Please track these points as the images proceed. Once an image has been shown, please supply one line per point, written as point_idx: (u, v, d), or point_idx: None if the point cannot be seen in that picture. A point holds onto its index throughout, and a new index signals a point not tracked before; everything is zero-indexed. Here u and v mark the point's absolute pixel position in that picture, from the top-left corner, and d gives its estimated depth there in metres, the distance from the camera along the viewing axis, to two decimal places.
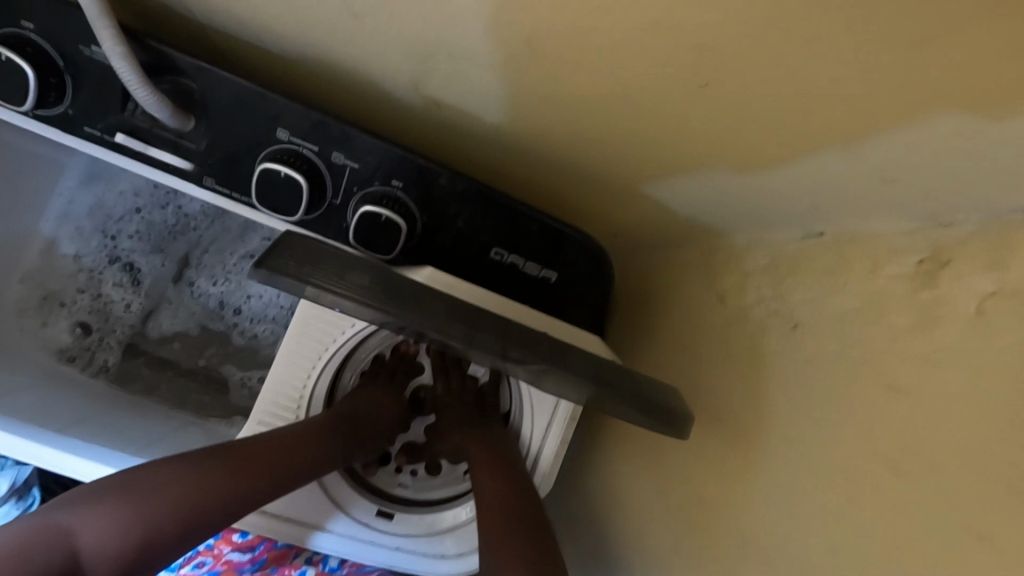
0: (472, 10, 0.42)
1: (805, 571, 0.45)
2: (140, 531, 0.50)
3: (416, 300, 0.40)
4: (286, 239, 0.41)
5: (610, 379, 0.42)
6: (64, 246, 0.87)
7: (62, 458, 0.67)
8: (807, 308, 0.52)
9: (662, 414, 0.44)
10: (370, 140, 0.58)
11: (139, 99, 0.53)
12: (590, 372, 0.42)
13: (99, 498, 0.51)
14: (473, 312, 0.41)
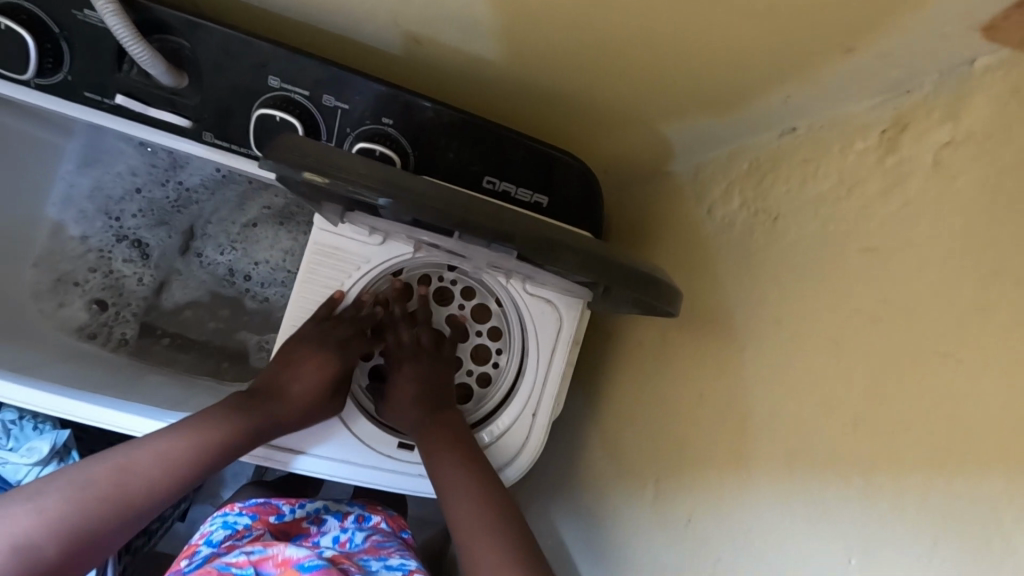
0: None
1: (800, 434, 0.47)
2: (66, 531, 0.52)
3: (407, 193, 0.43)
4: (291, 140, 0.46)
5: (598, 256, 0.46)
6: (73, 227, 0.90)
7: (97, 412, 0.69)
8: (787, 199, 0.55)
9: (656, 291, 0.47)
10: (356, 80, 0.60)
11: (135, 57, 0.55)
12: (576, 256, 0.45)
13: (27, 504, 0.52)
14: (474, 210, 0.44)
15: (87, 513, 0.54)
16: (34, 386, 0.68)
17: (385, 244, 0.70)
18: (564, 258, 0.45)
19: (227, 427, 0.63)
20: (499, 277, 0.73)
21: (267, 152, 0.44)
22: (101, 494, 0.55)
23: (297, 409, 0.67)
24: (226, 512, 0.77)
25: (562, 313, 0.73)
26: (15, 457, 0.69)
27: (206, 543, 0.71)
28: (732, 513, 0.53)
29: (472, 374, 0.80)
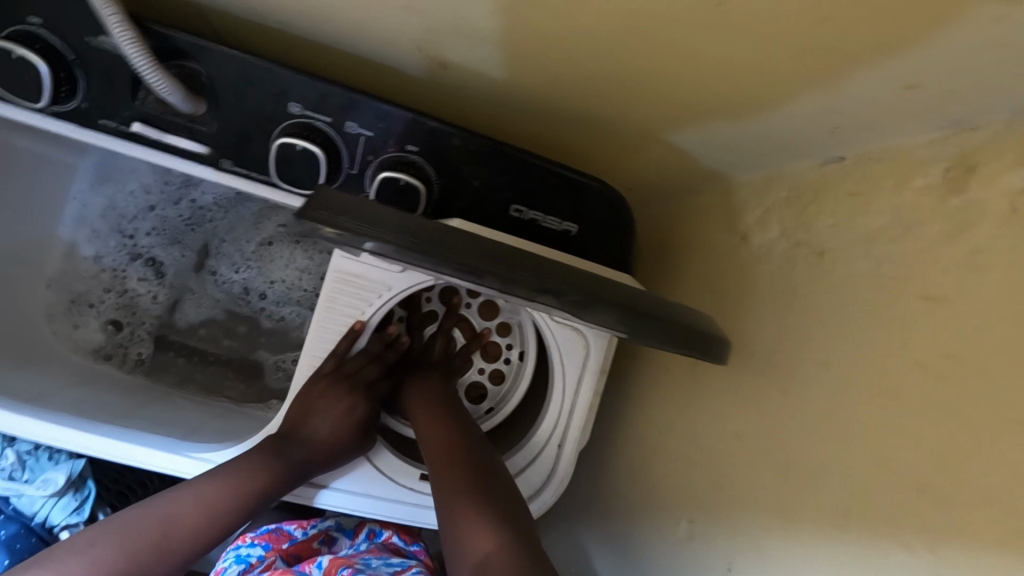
0: None
1: (853, 490, 0.45)
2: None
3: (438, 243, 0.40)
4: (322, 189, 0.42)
5: (635, 307, 0.43)
6: (86, 247, 0.88)
7: (113, 446, 0.67)
8: (833, 234, 0.52)
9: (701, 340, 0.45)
10: (377, 106, 0.58)
11: (152, 85, 0.53)
12: (618, 306, 0.42)
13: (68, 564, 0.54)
14: (509, 255, 0.42)
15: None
16: (49, 417, 0.67)
17: (407, 271, 0.67)
18: (606, 310, 0.42)
19: (250, 477, 0.62)
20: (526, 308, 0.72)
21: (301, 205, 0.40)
22: (121, 553, 0.55)
23: (325, 453, 0.66)
24: (238, 545, 0.76)
25: (589, 341, 0.71)
26: (31, 489, 0.67)
27: None
28: (775, 566, 0.50)
29: (484, 372, 0.81)
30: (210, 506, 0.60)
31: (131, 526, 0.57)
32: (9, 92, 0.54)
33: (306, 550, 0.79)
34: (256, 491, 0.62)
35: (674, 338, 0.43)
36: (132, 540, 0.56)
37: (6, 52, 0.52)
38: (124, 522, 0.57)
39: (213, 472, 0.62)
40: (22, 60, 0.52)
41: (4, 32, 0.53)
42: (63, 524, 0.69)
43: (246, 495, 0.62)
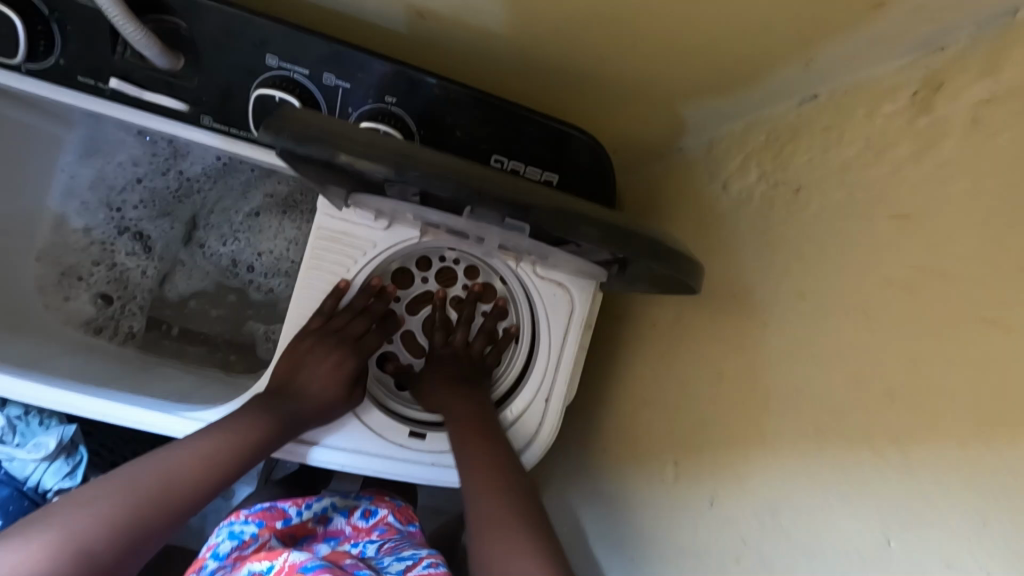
0: None
1: (832, 413, 0.45)
2: (94, 544, 0.49)
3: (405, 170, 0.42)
4: (296, 112, 0.45)
5: (616, 230, 0.44)
6: (75, 220, 0.88)
7: (105, 408, 0.67)
8: (808, 169, 0.52)
9: (680, 266, 0.46)
10: (357, 57, 0.58)
11: (129, 38, 0.53)
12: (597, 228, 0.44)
13: (69, 513, 0.50)
14: (490, 182, 0.43)
15: (118, 527, 0.50)
16: (38, 380, 0.67)
17: (392, 228, 0.68)
18: (585, 229, 0.44)
19: (250, 428, 0.63)
20: (509, 262, 0.72)
21: (273, 124, 0.43)
22: (130, 499, 0.52)
23: (320, 407, 0.67)
24: (231, 521, 0.75)
25: (574, 295, 0.72)
26: (22, 453, 0.67)
27: (213, 556, 0.69)
28: (761, 497, 0.51)
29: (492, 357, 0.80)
30: (213, 456, 0.59)
31: (132, 476, 0.54)
32: None
33: (301, 530, 0.79)
34: (258, 441, 0.62)
35: (649, 256, 0.45)
36: (139, 486, 0.54)
37: None
38: (124, 473, 0.54)
39: (209, 428, 0.61)
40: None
41: None
42: (56, 489, 0.70)
43: (248, 446, 0.61)
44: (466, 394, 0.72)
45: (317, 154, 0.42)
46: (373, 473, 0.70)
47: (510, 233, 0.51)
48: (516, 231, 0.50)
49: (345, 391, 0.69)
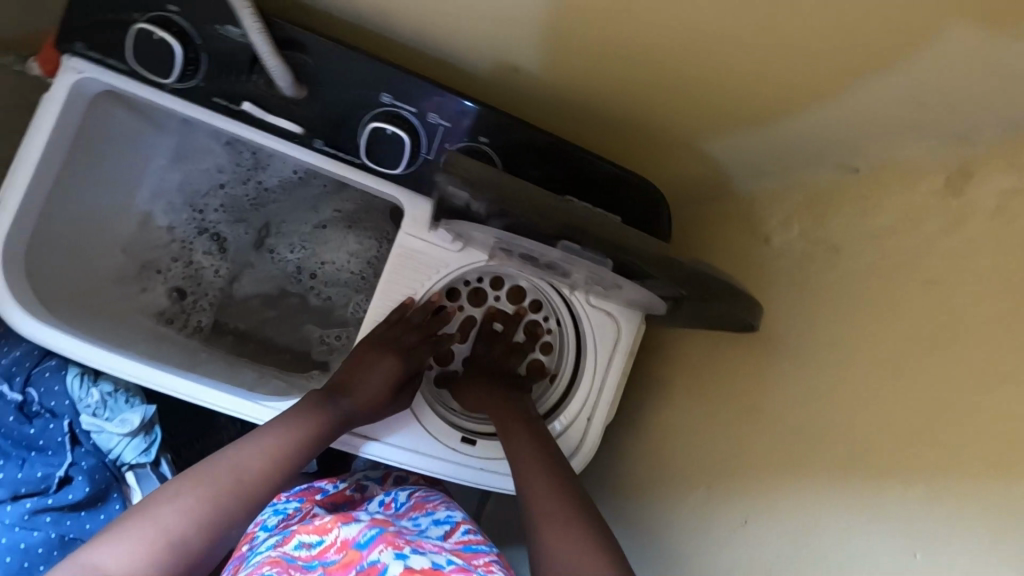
0: None
1: (862, 445, 0.52)
2: (180, 541, 0.58)
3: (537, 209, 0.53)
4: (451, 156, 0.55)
5: (691, 273, 0.52)
6: (159, 218, 0.95)
7: (186, 388, 0.73)
8: (847, 233, 0.61)
9: (735, 303, 0.54)
10: (457, 102, 0.66)
11: (271, 70, 0.62)
12: (675, 267, 0.52)
13: (154, 517, 0.59)
14: (594, 224, 0.53)
15: (197, 527, 0.59)
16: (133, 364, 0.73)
17: (465, 251, 0.76)
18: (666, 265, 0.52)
19: (305, 429, 0.68)
20: (565, 288, 0.82)
21: (448, 159, 0.54)
22: (207, 502, 0.61)
23: (370, 409, 0.74)
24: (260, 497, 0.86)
25: (620, 325, 0.79)
26: (110, 426, 0.73)
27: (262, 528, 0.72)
28: (792, 518, 0.57)
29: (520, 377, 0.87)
30: (272, 454, 0.66)
31: (205, 479, 0.62)
32: (144, 68, 0.63)
33: (339, 498, 0.84)
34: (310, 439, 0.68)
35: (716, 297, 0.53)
36: (206, 488, 0.62)
37: (148, 34, 0.61)
38: (193, 476, 0.63)
39: (273, 426, 0.68)
40: (161, 42, 0.61)
41: (147, 17, 0.62)
42: (132, 463, 0.75)
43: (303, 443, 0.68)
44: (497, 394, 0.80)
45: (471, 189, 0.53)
46: (433, 472, 0.76)
47: (597, 270, 0.60)
48: (601, 265, 0.57)
49: (393, 398, 0.75)
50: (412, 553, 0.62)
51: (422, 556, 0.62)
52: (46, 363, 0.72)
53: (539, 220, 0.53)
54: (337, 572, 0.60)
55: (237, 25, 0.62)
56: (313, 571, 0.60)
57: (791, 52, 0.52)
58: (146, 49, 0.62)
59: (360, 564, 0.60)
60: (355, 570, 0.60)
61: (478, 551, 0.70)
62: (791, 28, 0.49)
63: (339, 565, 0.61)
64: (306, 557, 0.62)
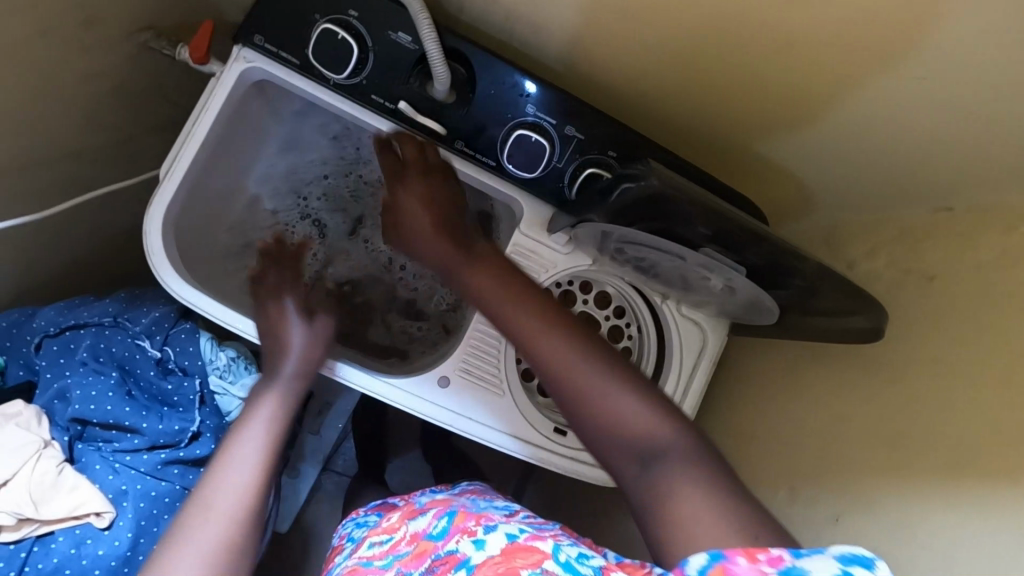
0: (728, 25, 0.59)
1: (966, 453, 0.58)
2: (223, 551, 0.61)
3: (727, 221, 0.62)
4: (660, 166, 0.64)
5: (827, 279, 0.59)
6: (267, 202, 1.01)
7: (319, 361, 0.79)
8: (943, 264, 0.68)
9: (861, 303, 0.59)
10: (594, 118, 0.73)
11: (436, 75, 0.69)
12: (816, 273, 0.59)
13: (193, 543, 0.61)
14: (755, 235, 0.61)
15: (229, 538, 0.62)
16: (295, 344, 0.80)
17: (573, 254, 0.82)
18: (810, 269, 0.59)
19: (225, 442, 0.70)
20: (655, 297, 0.87)
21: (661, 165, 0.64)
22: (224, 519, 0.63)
23: (314, 346, 0.81)
24: (355, 517, 0.85)
25: (709, 333, 0.85)
26: (235, 389, 0.78)
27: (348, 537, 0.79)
28: (891, 516, 0.64)
29: None
30: (231, 506, 0.64)
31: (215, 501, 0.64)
32: (321, 64, 0.71)
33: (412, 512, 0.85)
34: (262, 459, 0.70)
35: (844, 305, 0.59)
36: (191, 538, 0.61)
37: (332, 33, 0.69)
38: (176, 538, 0.61)
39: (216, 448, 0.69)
40: (342, 42, 0.69)
41: (329, 19, 0.69)
42: None
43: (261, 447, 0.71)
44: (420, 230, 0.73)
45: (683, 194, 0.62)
46: (471, 436, 0.80)
47: (726, 281, 0.67)
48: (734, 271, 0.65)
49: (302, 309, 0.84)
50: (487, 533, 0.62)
51: (492, 534, 0.61)
52: (180, 326, 0.78)
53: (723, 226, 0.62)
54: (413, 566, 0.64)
55: (409, 32, 0.69)
56: (390, 569, 0.65)
57: (923, 102, 0.59)
58: (326, 47, 0.70)
59: (435, 554, 0.62)
60: (429, 559, 0.62)
61: (542, 525, 0.67)
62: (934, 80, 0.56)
63: (413, 557, 0.64)
64: (383, 559, 0.67)
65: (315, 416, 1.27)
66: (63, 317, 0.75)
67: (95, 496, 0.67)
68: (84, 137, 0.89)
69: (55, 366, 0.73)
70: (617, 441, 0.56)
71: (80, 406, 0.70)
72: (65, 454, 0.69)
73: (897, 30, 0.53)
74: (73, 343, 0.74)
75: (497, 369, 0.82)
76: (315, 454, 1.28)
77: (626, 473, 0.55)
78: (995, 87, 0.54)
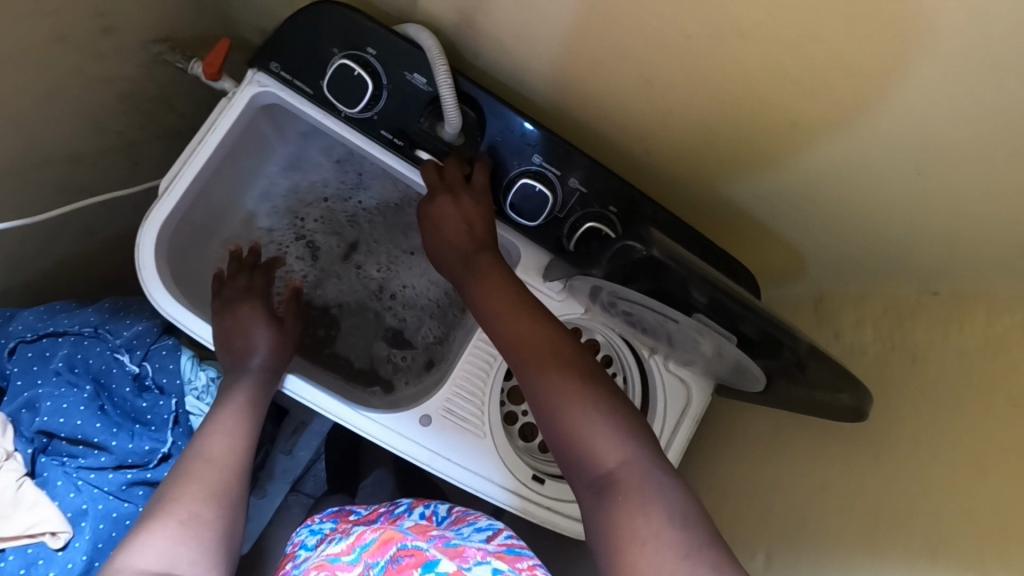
0: (734, 96, 0.61)
1: (946, 541, 0.58)
2: (208, 531, 0.62)
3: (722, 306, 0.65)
4: (660, 240, 0.67)
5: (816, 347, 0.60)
6: (262, 220, 1.00)
7: (306, 390, 0.78)
8: (929, 344, 0.68)
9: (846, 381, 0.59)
10: (599, 172, 0.75)
11: (447, 119, 0.70)
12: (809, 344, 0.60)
13: (174, 520, 0.61)
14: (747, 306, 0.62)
15: (211, 519, 0.63)
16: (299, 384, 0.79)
17: (565, 301, 0.83)
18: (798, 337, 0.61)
19: (205, 433, 0.71)
20: (643, 351, 0.88)
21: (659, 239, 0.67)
22: (206, 500, 0.64)
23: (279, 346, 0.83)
24: (309, 524, 0.82)
25: (693, 391, 0.86)
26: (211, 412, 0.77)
27: (301, 546, 0.75)
28: None
29: None
30: (214, 485, 0.66)
31: (194, 485, 0.65)
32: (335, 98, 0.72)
33: (374, 514, 0.83)
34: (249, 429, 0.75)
35: (833, 382, 0.59)
36: (195, 486, 0.65)
37: (348, 69, 0.70)
38: (176, 489, 0.64)
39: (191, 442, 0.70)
40: (357, 77, 0.70)
41: (347, 55, 0.70)
42: None
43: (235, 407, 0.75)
44: (450, 238, 0.73)
45: (691, 274, 0.65)
46: (437, 470, 0.78)
47: (717, 347, 0.67)
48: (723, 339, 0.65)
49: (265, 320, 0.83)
50: (458, 554, 0.59)
51: (469, 558, 0.58)
52: (162, 342, 0.77)
53: (724, 302, 0.64)
54: (376, 552, 0.59)
55: (424, 74, 0.70)
56: (357, 563, 0.59)
57: (921, 189, 0.61)
58: (343, 82, 0.71)
59: (401, 545, 0.59)
60: (396, 547, 0.58)
61: (520, 557, 0.65)
62: (931, 169, 0.58)
63: (378, 545, 0.60)
64: (351, 554, 0.61)
65: (289, 435, 1.23)
66: (43, 323, 0.73)
67: (51, 514, 0.65)
68: (87, 140, 0.89)
69: (27, 373, 0.71)
70: (594, 474, 0.56)
71: (47, 419, 0.68)
72: (25, 468, 0.67)
73: (897, 118, 0.55)
74: (49, 351, 0.72)
75: (479, 412, 0.82)
76: (285, 475, 1.24)
77: (603, 526, 0.53)
78: (988, 183, 0.55)
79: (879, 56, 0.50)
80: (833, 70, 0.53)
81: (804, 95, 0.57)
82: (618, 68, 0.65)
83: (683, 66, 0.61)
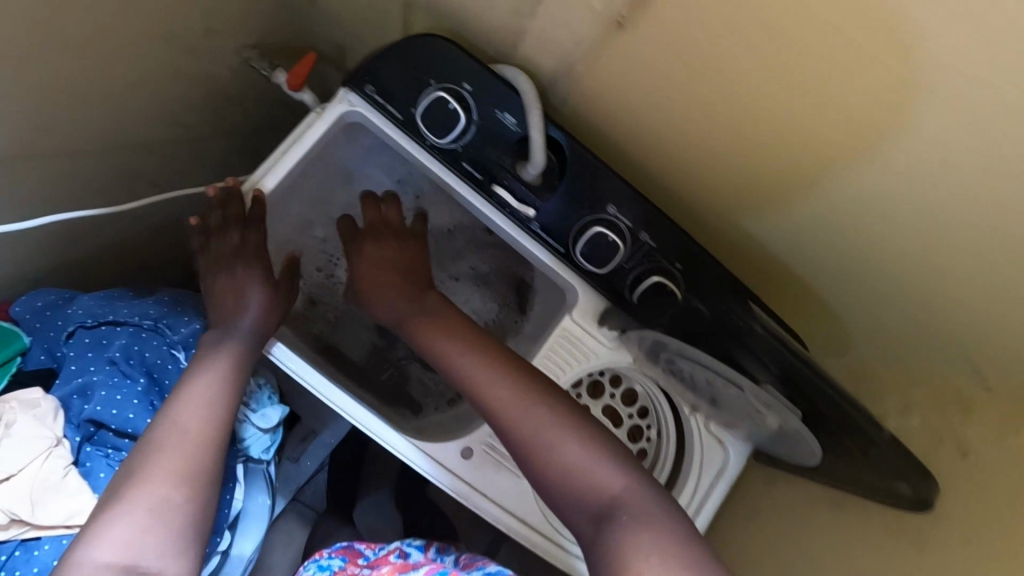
0: (821, 186, 0.62)
1: None
2: (179, 514, 0.61)
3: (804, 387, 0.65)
4: (762, 326, 0.69)
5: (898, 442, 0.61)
6: (318, 229, 1.01)
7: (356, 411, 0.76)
8: (981, 443, 0.70)
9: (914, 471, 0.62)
10: (669, 229, 0.76)
11: (533, 161, 0.71)
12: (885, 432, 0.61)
13: (139, 503, 0.60)
14: (829, 392, 0.63)
15: (183, 500, 0.62)
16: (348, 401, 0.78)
17: (617, 348, 0.83)
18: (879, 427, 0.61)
19: (181, 397, 0.67)
20: (684, 408, 0.88)
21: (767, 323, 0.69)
22: (177, 476, 0.62)
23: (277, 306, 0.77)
24: (317, 559, 0.81)
25: (730, 454, 0.86)
26: (253, 419, 0.78)
27: None
28: None
29: None
30: (187, 459, 0.64)
31: (162, 459, 0.63)
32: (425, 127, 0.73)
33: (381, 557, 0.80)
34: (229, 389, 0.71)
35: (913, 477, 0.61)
36: (166, 464, 0.63)
37: (443, 102, 0.72)
38: (145, 465, 0.63)
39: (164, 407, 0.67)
40: (451, 109, 0.72)
41: (444, 88, 0.72)
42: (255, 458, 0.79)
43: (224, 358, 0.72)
44: (381, 295, 0.90)
45: (782, 355, 0.66)
46: (472, 504, 0.77)
47: (787, 424, 0.68)
48: (788, 411, 0.66)
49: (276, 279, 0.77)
50: None
51: None
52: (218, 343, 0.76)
53: (806, 384, 0.65)
54: None
55: (516, 115, 0.72)
56: None
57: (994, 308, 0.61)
58: (436, 114, 0.72)
59: None
60: None
61: None
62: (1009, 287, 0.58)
63: None
64: None
65: (299, 442, 1.21)
66: (101, 310, 0.74)
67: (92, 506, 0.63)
68: (159, 131, 0.89)
69: (82, 359, 0.71)
70: (596, 504, 0.66)
71: (100, 409, 0.67)
72: (72, 456, 0.66)
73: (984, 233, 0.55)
74: (106, 339, 0.73)
75: None
76: (288, 483, 1.21)
77: None
78: None
79: (965, 165, 0.50)
80: (859, 130, 0.53)
81: (840, 159, 0.57)
82: (707, 138, 0.66)
83: (775, 149, 0.61)
